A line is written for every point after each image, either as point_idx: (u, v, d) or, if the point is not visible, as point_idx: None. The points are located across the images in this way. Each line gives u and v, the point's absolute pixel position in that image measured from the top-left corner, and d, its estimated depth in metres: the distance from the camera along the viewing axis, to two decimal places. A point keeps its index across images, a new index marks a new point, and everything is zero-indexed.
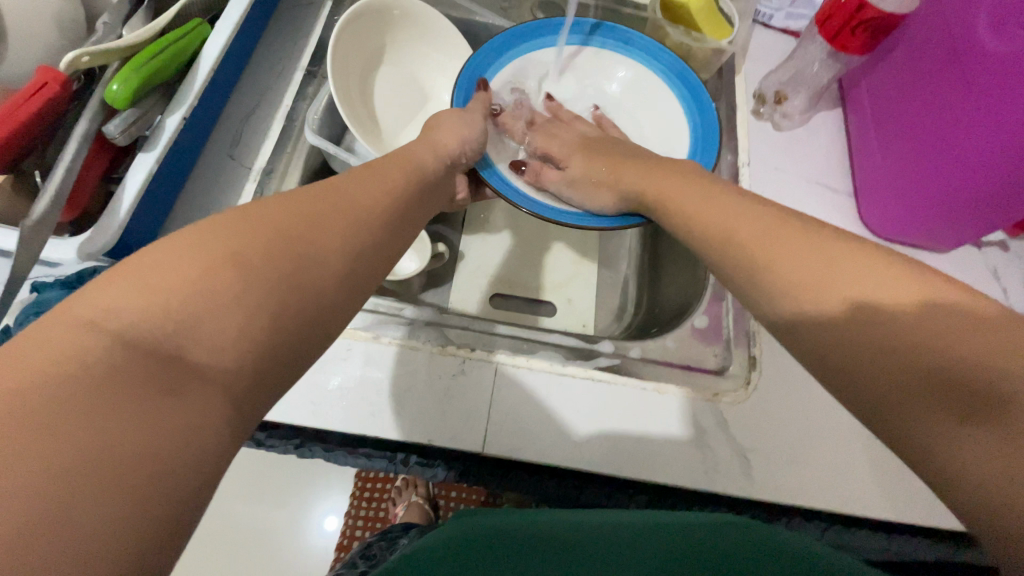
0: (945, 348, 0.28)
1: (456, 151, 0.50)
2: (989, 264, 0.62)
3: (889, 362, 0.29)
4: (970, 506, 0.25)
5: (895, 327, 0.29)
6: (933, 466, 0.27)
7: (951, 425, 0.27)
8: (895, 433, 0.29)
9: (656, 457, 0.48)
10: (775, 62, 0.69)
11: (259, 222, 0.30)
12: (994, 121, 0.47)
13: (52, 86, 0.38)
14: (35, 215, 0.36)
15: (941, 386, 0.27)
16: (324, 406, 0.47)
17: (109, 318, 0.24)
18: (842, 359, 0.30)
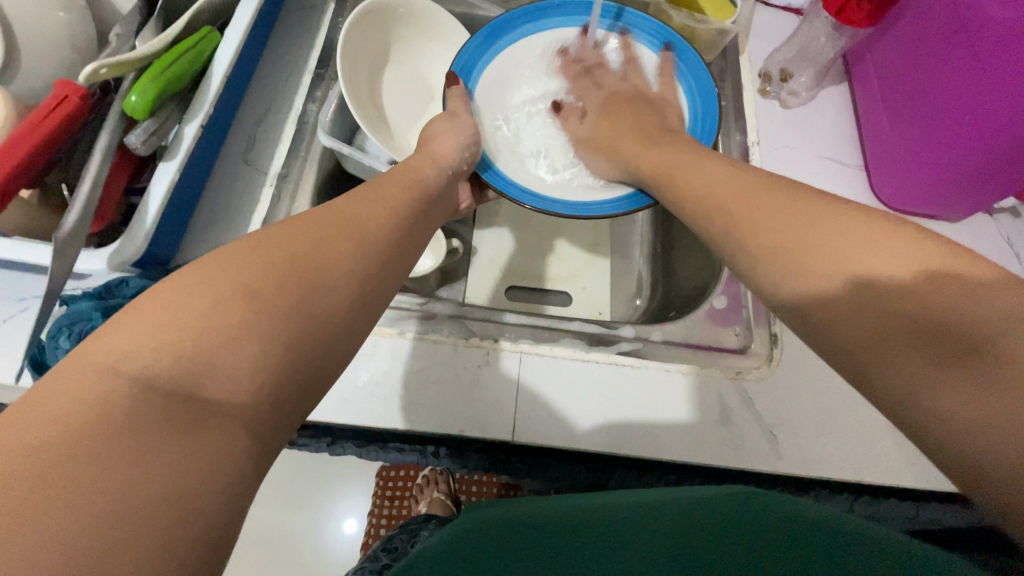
0: (932, 300, 0.28)
1: (455, 161, 0.50)
2: (1002, 232, 0.62)
3: (863, 320, 0.30)
4: (971, 468, 0.25)
5: (875, 279, 0.30)
6: (909, 411, 0.27)
7: (928, 367, 0.27)
8: (873, 381, 0.29)
9: (676, 440, 0.48)
10: (780, 39, 0.68)
11: (280, 244, 0.31)
12: (1005, 89, 0.47)
13: (73, 99, 0.38)
14: (67, 227, 0.36)
15: (916, 333, 0.28)
16: (355, 403, 0.47)
17: (153, 327, 0.26)
18: (827, 316, 0.31)
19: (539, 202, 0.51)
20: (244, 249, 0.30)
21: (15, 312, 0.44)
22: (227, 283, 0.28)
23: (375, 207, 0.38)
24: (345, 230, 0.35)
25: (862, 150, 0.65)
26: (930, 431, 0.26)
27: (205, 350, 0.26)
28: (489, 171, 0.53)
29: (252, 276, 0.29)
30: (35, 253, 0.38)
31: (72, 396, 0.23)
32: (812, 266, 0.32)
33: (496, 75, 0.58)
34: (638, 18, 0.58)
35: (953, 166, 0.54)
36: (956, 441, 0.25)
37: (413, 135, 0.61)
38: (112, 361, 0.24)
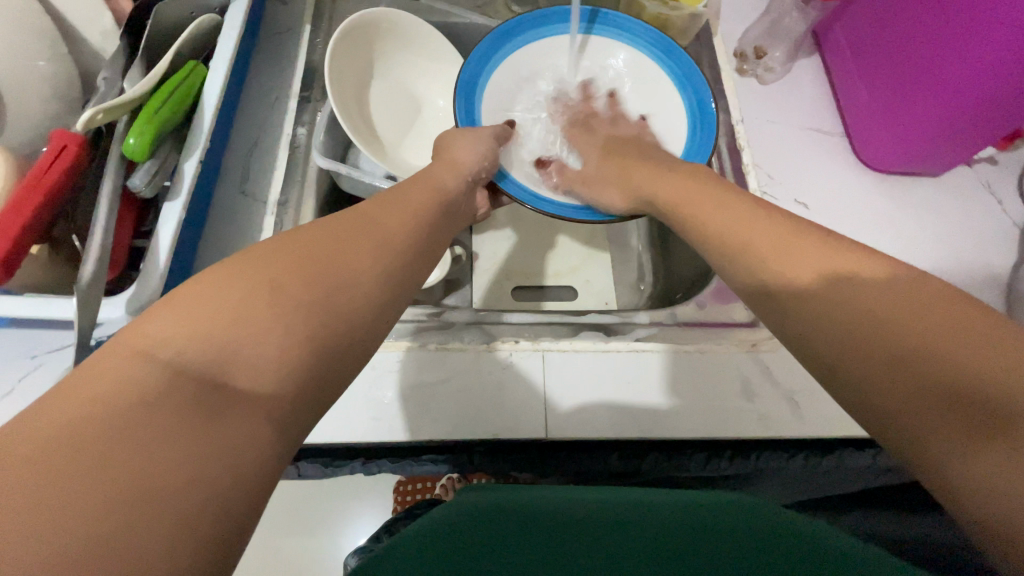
0: (963, 362, 0.26)
1: (475, 167, 0.51)
2: (982, 181, 0.65)
3: (888, 369, 0.28)
4: (1005, 537, 0.23)
5: (900, 332, 0.28)
6: (938, 481, 0.26)
7: (960, 439, 0.25)
8: (902, 445, 0.27)
9: (677, 418, 0.49)
10: (751, 18, 0.70)
11: (309, 265, 0.32)
12: (974, 46, 0.49)
13: (72, 149, 0.38)
14: (85, 276, 0.36)
15: (947, 396, 0.26)
16: (386, 420, 0.48)
17: (217, 368, 0.26)
18: (849, 369, 0.30)
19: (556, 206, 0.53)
20: (275, 272, 0.30)
21: (31, 369, 0.43)
22: (274, 315, 0.28)
23: (394, 219, 0.39)
24: (367, 246, 0.35)
25: (841, 116, 0.67)
26: (958, 502, 0.25)
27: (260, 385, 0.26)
28: (505, 180, 0.55)
29: (296, 303, 0.30)
30: (53, 307, 0.37)
31: (154, 434, 0.23)
32: (834, 239, 0.35)
33: (495, 88, 0.59)
34: (629, 22, 0.60)
35: (933, 123, 0.56)
36: (992, 522, 0.24)
37: (408, 148, 0.61)
38: (180, 400, 0.24)
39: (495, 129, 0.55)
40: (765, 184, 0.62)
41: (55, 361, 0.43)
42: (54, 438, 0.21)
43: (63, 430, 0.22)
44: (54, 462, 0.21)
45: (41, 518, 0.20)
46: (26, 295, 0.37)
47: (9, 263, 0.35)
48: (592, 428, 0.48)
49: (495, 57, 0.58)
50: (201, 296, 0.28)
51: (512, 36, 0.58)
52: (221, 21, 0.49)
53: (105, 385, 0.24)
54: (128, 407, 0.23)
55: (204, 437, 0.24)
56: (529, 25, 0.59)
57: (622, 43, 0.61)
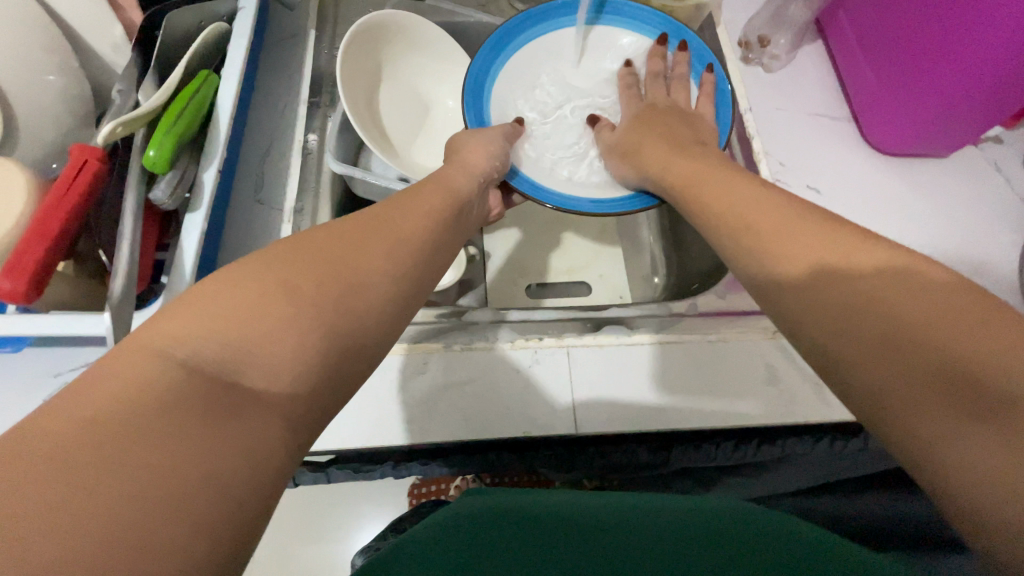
0: (954, 344, 0.27)
1: (489, 168, 0.51)
2: (989, 159, 0.65)
3: (878, 356, 0.28)
4: (991, 520, 0.24)
5: (894, 316, 0.29)
6: (923, 460, 0.26)
7: (949, 420, 0.26)
8: (889, 426, 0.27)
9: (675, 409, 0.49)
10: (754, 6, 0.70)
11: (339, 271, 0.31)
12: (982, 28, 0.49)
13: (93, 164, 0.37)
14: (115, 292, 0.36)
15: (937, 376, 0.26)
16: (415, 423, 0.47)
17: (266, 377, 0.27)
18: (843, 352, 0.30)
19: (566, 202, 0.53)
20: (309, 277, 0.30)
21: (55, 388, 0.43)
22: (314, 324, 0.29)
23: (412, 222, 0.39)
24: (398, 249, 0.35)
25: (848, 100, 0.67)
26: (943, 482, 0.25)
27: None
28: (518, 178, 0.55)
29: (335, 311, 0.30)
30: (83, 324, 0.36)
31: (211, 450, 0.23)
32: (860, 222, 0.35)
33: (505, 82, 0.59)
34: (636, 10, 0.60)
35: (940, 105, 0.56)
36: (976, 501, 0.24)
37: (420, 150, 0.61)
38: (233, 416, 0.25)
39: (505, 128, 0.55)
40: (778, 171, 0.62)
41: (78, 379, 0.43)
42: (114, 456, 0.21)
43: (121, 448, 0.22)
44: (117, 481, 0.21)
45: (112, 539, 0.20)
46: (54, 313, 0.37)
47: (39, 282, 0.35)
48: (601, 427, 0.48)
49: (506, 52, 0.58)
50: (235, 302, 0.28)
51: (525, 26, 0.58)
52: (230, 28, 0.49)
53: (157, 400, 0.23)
54: (183, 423, 0.23)
55: None
56: (537, 18, 0.59)
57: (633, 32, 0.61)
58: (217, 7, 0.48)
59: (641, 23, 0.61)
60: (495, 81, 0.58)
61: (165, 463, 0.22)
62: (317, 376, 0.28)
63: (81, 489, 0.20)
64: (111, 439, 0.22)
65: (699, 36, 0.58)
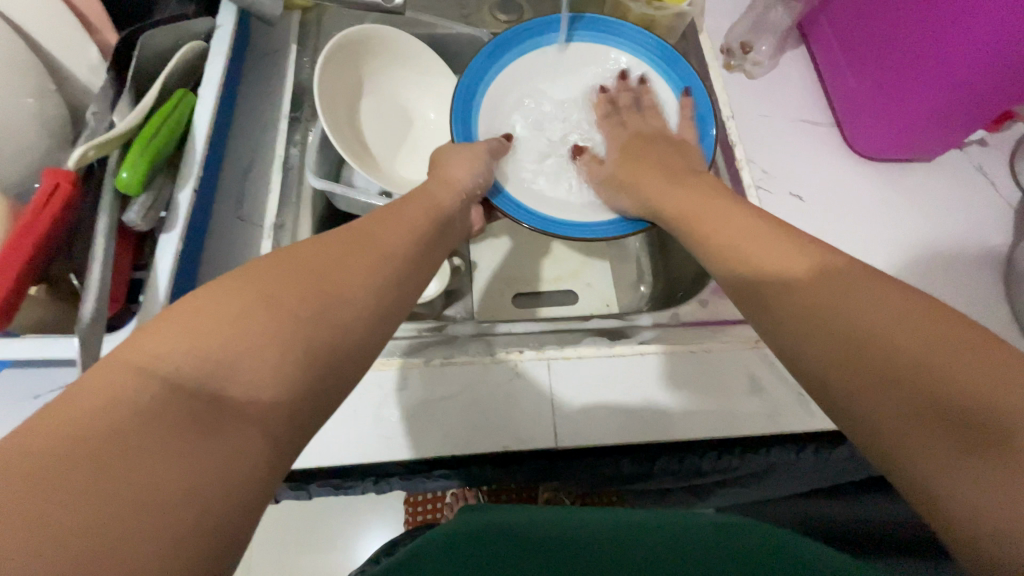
0: (948, 374, 0.27)
1: (471, 184, 0.51)
2: (974, 163, 0.65)
3: (873, 383, 0.29)
4: (986, 552, 0.23)
5: (889, 345, 0.29)
6: (927, 495, 0.26)
7: (949, 452, 0.25)
8: (890, 459, 0.27)
9: (670, 416, 0.49)
10: (737, 12, 0.70)
11: (308, 285, 0.31)
12: (962, 33, 0.49)
13: (65, 186, 0.37)
14: (85, 316, 0.36)
15: (934, 407, 0.26)
16: (395, 440, 0.47)
17: (244, 395, 0.26)
18: (841, 379, 0.30)
19: (553, 227, 0.53)
20: (278, 294, 0.30)
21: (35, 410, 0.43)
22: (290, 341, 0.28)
23: (389, 237, 0.39)
24: (371, 268, 0.35)
25: (832, 106, 0.67)
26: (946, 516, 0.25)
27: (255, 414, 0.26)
28: (501, 196, 0.55)
29: (302, 325, 0.29)
30: (57, 346, 0.37)
31: (186, 469, 0.23)
32: (831, 250, 0.36)
33: (494, 96, 0.59)
34: (625, 28, 0.59)
35: (925, 109, 0.56)
36: (978, 536, 0.24)
37: (402, 164, 0.61)
38: (207, 433, 0.24)
39: (490, 146, 0.54)
40: (761, 179, 0.62)
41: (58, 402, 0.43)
42: (80, 478, 0.21)
43: (85, 469, 0.21)
44: (83, 505, 0.21)
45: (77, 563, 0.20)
46: (27, 336, 0.37)
47: (10, 306, 0.35)
48: (598, 432, 0.48)
49: (489, 73, 0.58)
50: (194, 323, 0.27)
51: (508, 47, 0.58)
52: (208, 47, 0.49)
53: (126, 418, 0.23)
54: (153, 442, 0.23)
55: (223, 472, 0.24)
56: (522, 36, 0.59)
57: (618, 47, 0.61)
58: (195, 25, 0.48)
59: (633, 42, 0.61)
60: (482, 97, 0.58)
61: (136, 483, 0.22)
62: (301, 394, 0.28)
63: (43, 513, 0.20)
64: (76, 461, 0.21)
65: (687, 63, 0.58)
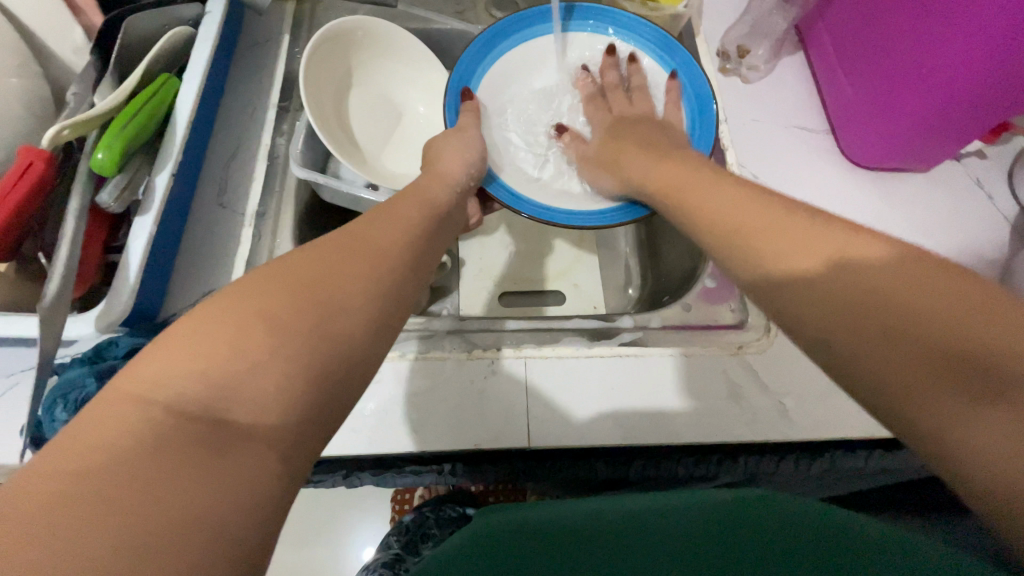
0: (948, 328, 0.27)
1: (463, 177, 0.50)
2: (973, 175, 0.64)
3: (876, 341, 0.29)
4: (1001, 499, 0.24)
5: (887, 301, 0.29)
6: (939, 448, 0.26)
7: (959, 404, 0.26)
8: (900, 417, 0.27)
9: (652, 417, 0.48)
10: (732, 16, 0.70)
11: (275, 274, 0.31)
12: (958, 40, 0.48)
13: (38, 165, 0.38)
14: (49, 295, 0.36)
15: (939, 360, 0.27)
16: (367, 434, 0.47)
17: (201, 376, 0.26)
18: (843, 344, 0.30)
19: (547, 212, 0.52)
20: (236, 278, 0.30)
21: (6, 388, 0.43)
22: (257, 323, 0.28)
23: (362, 226, 0.38)
24: (342, 259, 0.34)
25: (827, 113, 0.66)
26: (963, 472, 0.25)
27: (201, 396, 0.25)
28: (495, 184, 0.54)
29: (276, 308, 0.29)
30: (21, 325, 0.37)
31: (128, 446, 0.23)
32: None
33: (490, 86, 0.58)
34: (623, 18, 0.59)
35: (920, 117, 0.55)
36: (995, 484, 0.24)
37: (389, 156, 0.61)
38: (154, 411, 0.24)
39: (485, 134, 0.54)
40: None
41: (30, 381, 0.43)
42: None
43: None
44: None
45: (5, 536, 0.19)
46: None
47: None
48: (599, 435, 0.48)
49: (484, 61, 0.58)
50: None
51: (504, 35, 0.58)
52: (196, 32, 0.49)
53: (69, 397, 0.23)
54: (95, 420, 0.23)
55: (166, 459, 0.23)
56: (518, 25, 0.58)
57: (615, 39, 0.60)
58: (183, 11, 0.48)
59: (636, 35, 0.60)
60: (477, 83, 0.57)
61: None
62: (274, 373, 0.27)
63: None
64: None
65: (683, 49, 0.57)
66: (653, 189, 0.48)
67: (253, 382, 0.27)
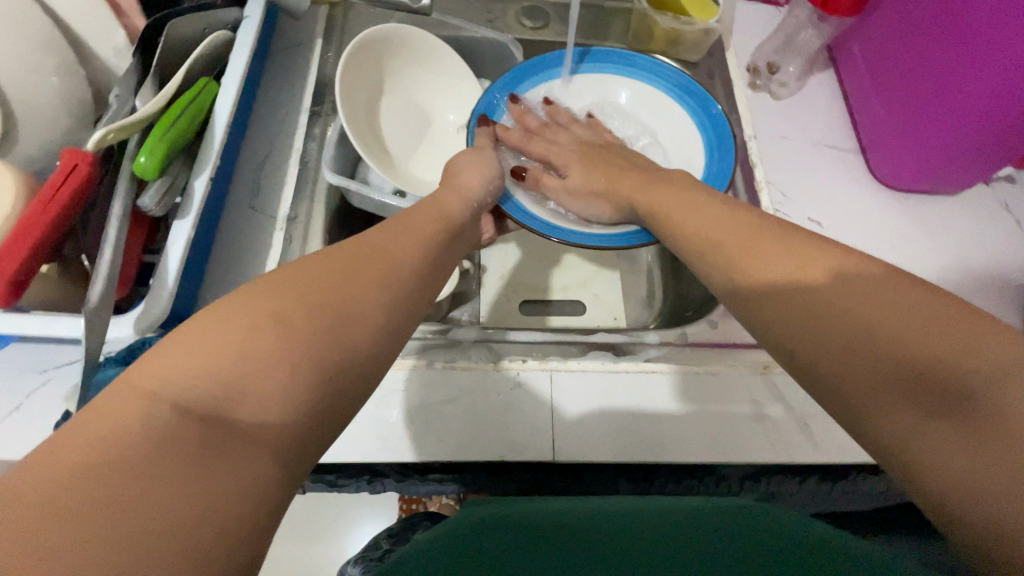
0: (908, 342, 0.29)
1: (481, 194, 0.50)
2: (1001, 200, 0.64)
3: (845, 355, 0.30)
4: (951, 509, 0.26)
5: (860, 316, 0.30)
6: (896, 456, 0.28)
7: (917, 418, 0.27)
8: (864, 427, 0.29)
9: (673, 432, 0.48)
10: (762, 34, 0.70)
11: (324, 289, 0.31)
12: (992, 68, 0.48)
13: (82, 168, 0.38)
14: (93, 298, 0.36)
15: (902, 373, 0.28)
16: (392, 441, 0.47)
17: (250, 391, 0.26)
18: (810, 354, 0.31)
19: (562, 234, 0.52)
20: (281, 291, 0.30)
21: (40, 384, 0.44)
22: (306, 340, 0.28)
23: (398, 240, 0.38)
24: (384, 274, 0.34)
25: (857, 132, 0.66)
26: (918, 482, 0.27)
27: (248, 414, 0.25)
28: (510, 203, 0.55)
29: (319, 325, 0.29)
30: (62, 326, 0.38)
31: (181, 461, 0.23)
32: None
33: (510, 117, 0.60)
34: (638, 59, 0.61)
35: (950, 141, 0.55)
36: (948, 494, 0.26)
37: (418, 164, 0.61)
38: (206, 426, 0.24)
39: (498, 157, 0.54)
40: (779, 202, 0.61)
41: (62, 377, 0.44)
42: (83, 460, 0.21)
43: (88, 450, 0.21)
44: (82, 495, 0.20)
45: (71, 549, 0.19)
46: (36, 314, 0.38)
47: (17, 284, 0.36)
48: (604, 440, 0.48)
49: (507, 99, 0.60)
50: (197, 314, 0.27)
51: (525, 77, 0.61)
52: (234, 36, 0.49)
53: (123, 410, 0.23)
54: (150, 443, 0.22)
55: (219, 476, 0.23)
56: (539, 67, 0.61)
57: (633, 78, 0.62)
58: (223, 15, 0.49)
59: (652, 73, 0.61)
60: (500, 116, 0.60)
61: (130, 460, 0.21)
62: (310, 395, 0.27)
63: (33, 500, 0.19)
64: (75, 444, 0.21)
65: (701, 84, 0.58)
66: None
67: (298, 401, 0.27)
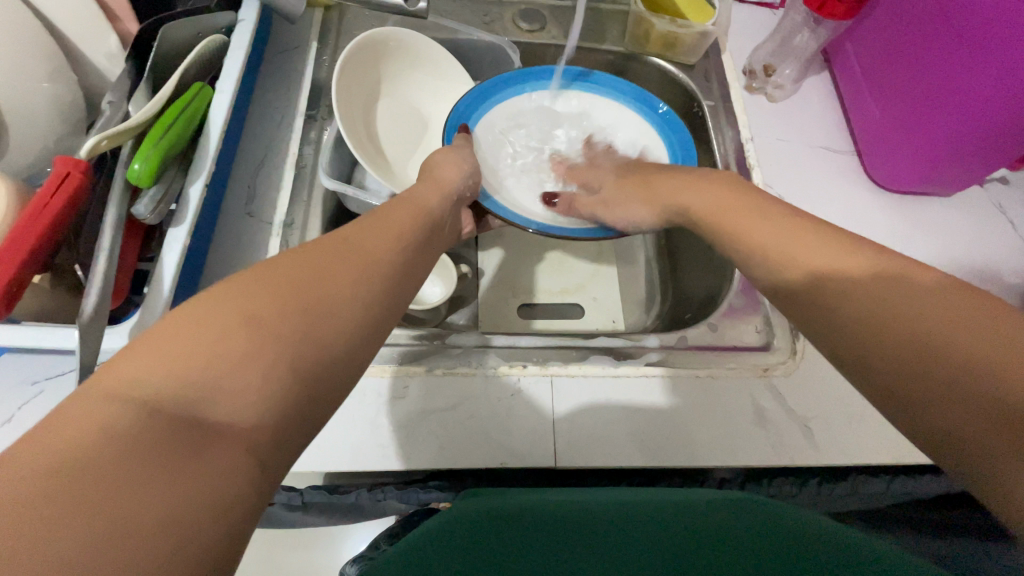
0: (996, 367, 0.26)
1: (460, 187, 0.49)
2: (994, 200, 0.64)
3: (925, 380, 0.28)
4: None
5: (942, 339, 0.28)
6: (996, 496, 0.25)
7: (1012, 451, 0.25)
8: (960, 462, 0.27)
9: (675, 434, 0.48)
10: (757, 37, 0.71)
11: None
12: (986, 72, 0.49)
13: (75, 175, 0.37)
14: (87, 309, 0.36)
15: (988, 400, 0.26)
16: (393, 449, 0.46)
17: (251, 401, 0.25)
18: (857, 327, 0.31)
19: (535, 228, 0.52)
20: None
21: (31, 396, 0.43)
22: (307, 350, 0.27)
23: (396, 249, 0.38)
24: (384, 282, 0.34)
25: (852, 135, 0.66)
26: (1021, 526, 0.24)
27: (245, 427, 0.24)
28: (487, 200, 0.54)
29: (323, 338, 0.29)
30: (57, 337, 0.37)
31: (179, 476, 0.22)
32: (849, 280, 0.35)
33: (487, 129, 0.60)
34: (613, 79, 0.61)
35: (946, 144, 0.55)
36: None
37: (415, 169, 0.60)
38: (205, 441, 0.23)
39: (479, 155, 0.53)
40: None
41: (56, 388, 0.43)
42: (77, 474, 0.20)
43: (87, 458, 0.20)
44: (79, 509, 0.19)
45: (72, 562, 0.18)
46: (27, 325, 0.37)
47: (11, 295, 0.35)
48: (608, 444, 0.48)
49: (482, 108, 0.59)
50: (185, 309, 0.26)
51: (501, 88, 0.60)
52: (229, 41, 0.49)
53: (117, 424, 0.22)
54: (157, 448, 0.21)
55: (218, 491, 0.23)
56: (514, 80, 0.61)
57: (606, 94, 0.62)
58: (218, 19, 0.48)
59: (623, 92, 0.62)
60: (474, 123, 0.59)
61: (131, 477, 0.20)
62: (310, 407, 0.27)
63: (25, 515, 0.18)
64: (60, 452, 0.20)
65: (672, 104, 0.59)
66: (679, 213, 0.48)
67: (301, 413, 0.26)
